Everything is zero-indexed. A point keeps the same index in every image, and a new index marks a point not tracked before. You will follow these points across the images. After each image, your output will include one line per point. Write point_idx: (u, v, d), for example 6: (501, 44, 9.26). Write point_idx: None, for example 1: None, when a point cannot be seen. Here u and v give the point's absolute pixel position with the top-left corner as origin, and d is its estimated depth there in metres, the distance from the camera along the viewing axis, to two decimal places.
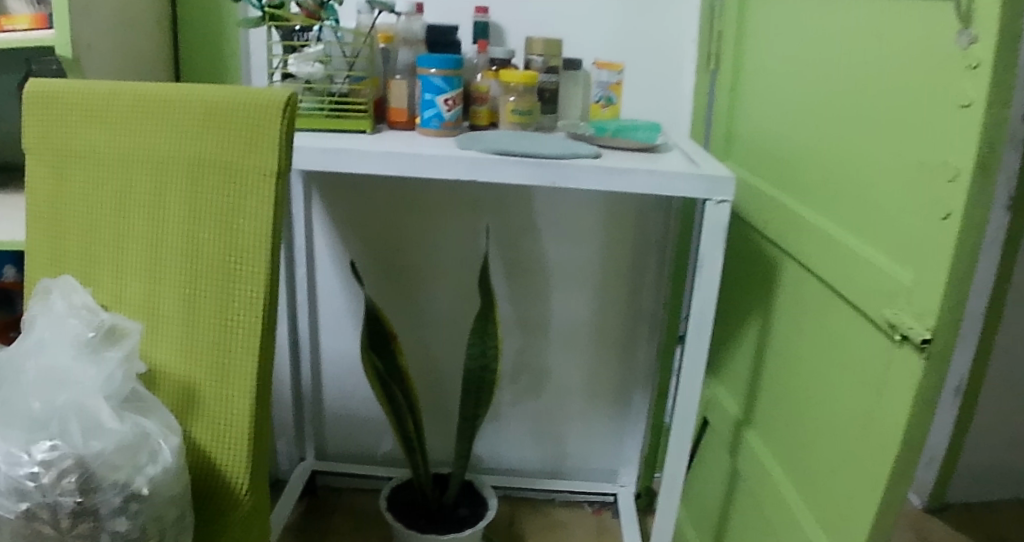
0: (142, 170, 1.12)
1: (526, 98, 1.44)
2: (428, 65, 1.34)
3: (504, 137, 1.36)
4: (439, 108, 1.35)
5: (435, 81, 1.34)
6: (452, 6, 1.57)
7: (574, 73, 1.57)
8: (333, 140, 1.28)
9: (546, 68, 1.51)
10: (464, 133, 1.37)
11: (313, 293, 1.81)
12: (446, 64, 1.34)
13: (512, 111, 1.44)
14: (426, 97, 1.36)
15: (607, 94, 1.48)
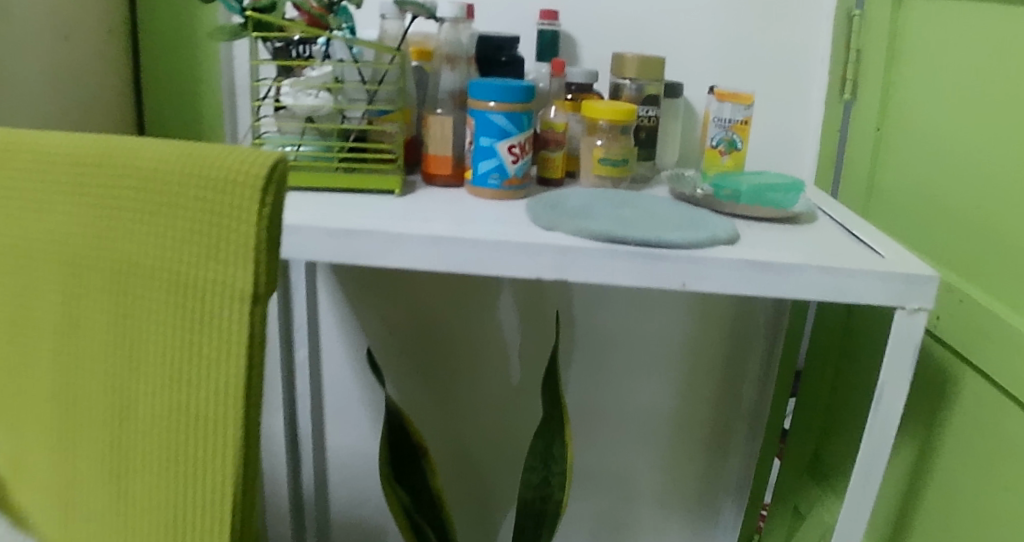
0: (48, 274, 0.71)
1: (620, 141, 1.01)
2: (485, 97, 0.92)
3: (596, 204, 0.94)
4: (501, 159, 0.94)
5: (496, 119, 0.92)
6: (507, 10, 1.15)
7: (675, 102, 1.14)
8: (347, 212, 0.86)
9: (642, 97, 1.08)
10: (536, 198, 0.95)
11: (316, 376, 1.40)
12: (511, 96, 0.92)
13: (600, 160, 1.02)
14: (482, 142, 0.94)
15: (730, 136, 1.06)
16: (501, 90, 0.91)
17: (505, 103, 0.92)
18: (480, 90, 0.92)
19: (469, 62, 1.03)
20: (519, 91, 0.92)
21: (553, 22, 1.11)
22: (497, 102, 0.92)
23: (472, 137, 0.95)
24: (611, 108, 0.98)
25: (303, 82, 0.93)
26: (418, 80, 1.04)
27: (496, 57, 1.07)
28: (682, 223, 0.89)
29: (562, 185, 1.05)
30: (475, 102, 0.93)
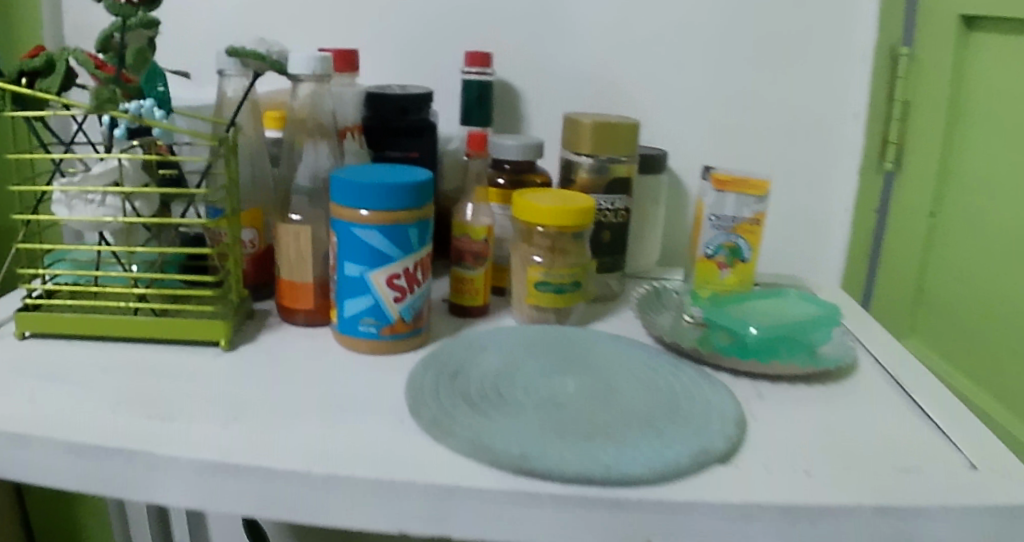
0: None
1: (568, 256, 0.68)
2: (353, 204, 0.60)
3: (525, 368, 0.61)
4: (378, 297, 0.61)
5: (368, 239, 0.60)
6: (423, 55, 0.84)
7: (656, 181, 0.81)
8: (121, 415, 0.54)
9: (607, 183, 0.74)
10: (435, 358, 0.62)
11: (192, 511, 1.08)
12: (390, 203, 0.59)
13: (536, 284, 0.68)
14: (349, 271, 0.61)
15: (733, 241, 0.73)
16: (374, 195, 0.59)
17: (381, 213, 0.60)
18: (347, 192, 0.60)
19: (352, 129, 0.72)
20: (403, 192, 0.60)
21: (485, 70, 0.78)
22: (370, 211, 0.60)
23: (338, 262, 0.62)
24: (552, 208, 0.66)
25: (81, 183, 0.61)
26: (275, 156, 0.73)
27: (397, 124, 0.73)
28: (654, 416, 0.56)
29: (486, 313, 0.72)
30: (340, 209, 0.61)
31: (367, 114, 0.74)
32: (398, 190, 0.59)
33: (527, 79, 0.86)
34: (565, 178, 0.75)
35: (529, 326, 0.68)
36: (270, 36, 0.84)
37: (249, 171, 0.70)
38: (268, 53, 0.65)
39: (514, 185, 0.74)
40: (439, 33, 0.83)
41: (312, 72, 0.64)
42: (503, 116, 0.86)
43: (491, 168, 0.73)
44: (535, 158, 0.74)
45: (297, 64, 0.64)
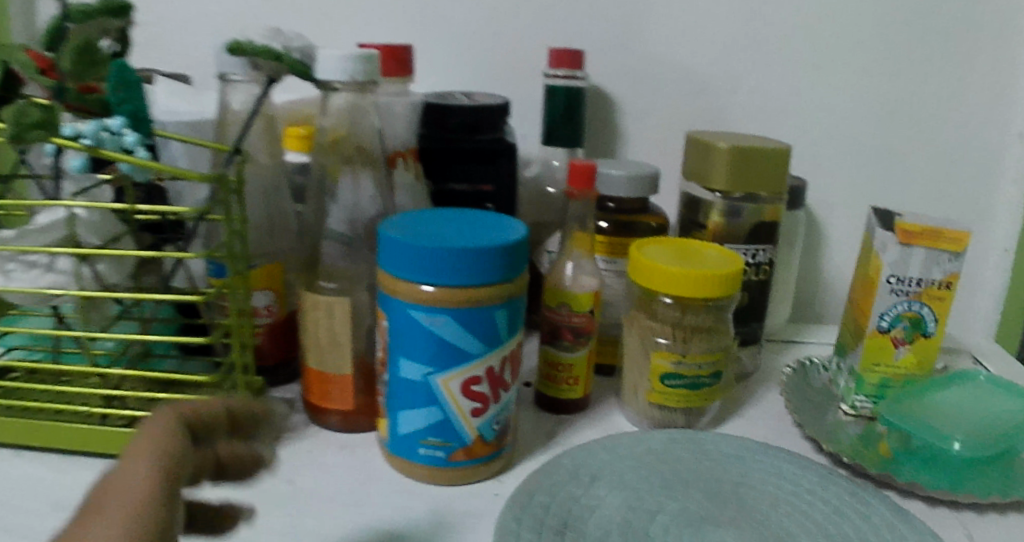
0: None
1: (707, 336, 0.49)
2: (413, 277, 0.40)
3: (659, 518, 0.42)
4: (449, 411, 0.42)
5: (435, 328, 0.41)
6: (486, 48, 0.64)
7: (797, 219, 0.62)
8: None
9: (749, 227, 0.55)
10: (528, 499, 0.43)
11: None
12: (467, 277, 0.40)
13: (662, 377, 0.49)
14: (407, 372, 0.42)
15: (915, 310, 0.52)
16: (445, 265, 0.40)
17: (453, 291, 0.40)
18: (403, 259, 0.40)
19: (405, 154, 0.52)
20: (486, 260, 0.40)
21: (575, 73, 0.59)
22: (438, 287, 0.40)
23: (389, 356, 0.43)
24: (683, 272, 0.47)
25: (16, 241, 0.42)
26: (298, 187, 0.54)
27: (460, 143, 0.54)
28: None
29: (585, 407, 0.53)
30: (391, 280, 0.41)
31: (423, 131, 0.54)
32: (480, 257, 0.40)
33: (625, 84, 0.65)
34: (691, 219, 0.56)
35: (650, 436, 0.49)
36: (290, 28, 0.64)
37: (263, 212, 0.50)
38: (285, 50, 0.45)
39: (618, 229, 0.55)
40: (513, 23, 0.63)
41: (351, 78, 0.44)
42: (592, 131, 0.66)
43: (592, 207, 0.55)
44: (648, 195, 0.55)
45: (327, 64, 0.44)
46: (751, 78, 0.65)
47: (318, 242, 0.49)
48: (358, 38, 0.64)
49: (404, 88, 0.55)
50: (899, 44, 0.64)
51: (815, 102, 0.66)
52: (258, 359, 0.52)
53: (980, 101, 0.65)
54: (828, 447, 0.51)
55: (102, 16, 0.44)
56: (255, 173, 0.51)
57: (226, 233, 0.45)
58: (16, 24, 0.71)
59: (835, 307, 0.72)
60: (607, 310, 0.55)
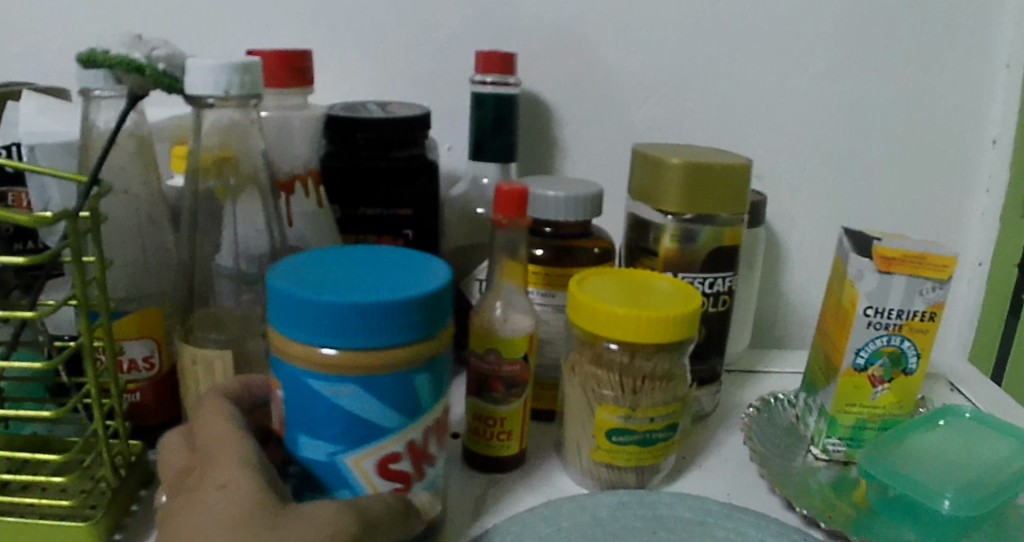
0: None
1: (664, 383, 0.43)
2: (311, 338, 0.32)
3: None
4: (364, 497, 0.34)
5: (339, 401, 0.32)
6: (407, 52, 0.56)
7: (755, 237, 0.56)
8: None
9: (706, 255, 0.48)
10: None
11: None
12: (376, 337, 0.32)
13: (609, 433, 0.43)
14: (309, 453, 0.34)
15: (895, 345, 0.47)
16: (347, 322, 0.31)
17: (357, 355, 0.32)
18: (293, 315, 0.32)
19: (304, 177, 0.45)
20: (399, 315, 0.32)
21: (506, 79, 0.52)
22: (340, 350, 0.32)
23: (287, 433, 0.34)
24: (631, 314, 0.41)
25: None
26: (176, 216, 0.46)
27: (372, 162, 0.46)
28: None
29: (520, 463, 0.46)
30: (281, 339, 0.33)
31: (329, 147, 0.47)
32: (390, 312, 0.32)
33: (564, 89, 0.58)
34: (639, 244, 0.50)
35: (597, 500, 0.41)
36: (175, 31, 0.56)
37: (136, 251, 0.43)
38: (147, 59, 0.37)
39: (557, 257, 0.48)
40: (435, 23, 0.56)
41: (228, 92, 0.37)
42: (527, 143, 0.59)
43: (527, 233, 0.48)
44: (590, 218, 0.48)
45: (197, 75, 0.37)
46: (707, 81, 0.58)
47: (197, 284, 0.41)
48: (255, 42, 0.56)
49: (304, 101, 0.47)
50: (870, 42, 0.58)
51: (777, 107, 0.59)
52: (138, 418, 0.43)
53: (956, 103, 0.59)
54: (806, 511, 0.44)
55: None
56: (120, 203, 0.42)
57: (75, 277, 0.37)
58: None
59: (800, 330, 0.66)
60: (546, 349, 0.48)
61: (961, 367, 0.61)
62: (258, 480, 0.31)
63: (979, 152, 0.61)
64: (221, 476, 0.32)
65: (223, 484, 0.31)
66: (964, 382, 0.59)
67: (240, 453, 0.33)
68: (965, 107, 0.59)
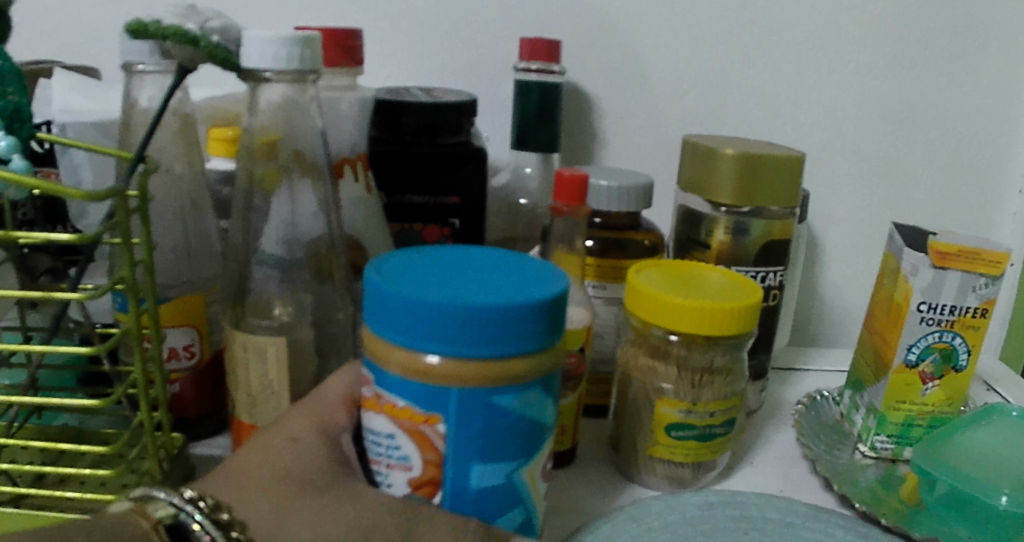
0: None
1: (721, 379, 0.42)
2: (491, 353, 0.29)
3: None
4: (529, 505, 0.33)
5: (523, 410, 0.31)
6: (450, 39, 0.55)
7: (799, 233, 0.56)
8: None
9: (760, 249, 0.48)
10: None
11: None
12: (536, 341, 0.30)
13: (669, 428, 0.42)
14: (480, 481, 0.31)
15: (947, 342, 0.46)
16: (503, 329, 0.29)
17: (522, 363, 0.30)
18: (459, 334, 0.29)
19: (352, 160, 0.43)
20: (550, 320, 0.30)
21: (551, 68, 0.50)
22: (501, 362, 0.30)
23: (444, 471, 0.31)
24: (693, 304, 0.40)
25: None
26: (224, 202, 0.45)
27: (420, 148, 0.45)
28: None
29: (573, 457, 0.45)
30: (417, 362, 0.30)
31: (375, 131, 0.46)
32: (545, 314, 0.30)
33: (605, 80, 0.57)
34: (691, 237, 0.50)
35: (683, 501, 0.42)
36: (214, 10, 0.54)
37: (177, 237, 0.41)
38: (201, 30, 0.35)
39: (605, 248, 0.47)
40: (477, 8, 0.55)
41: (287, 65, 0.35)
42: (566, 133, 0.58)
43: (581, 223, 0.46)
44: (641, 209, 0.47)
45: (255, 47, 0.35)
46: (749, 75, 0.58)
47: (245, 271, 0.39)
48: (294, 21, 0.55)
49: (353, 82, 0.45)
50: (911, 36, 0.57)
51: (816, 102, 0.59)
52: (178, 409, 0.42)
53: (996, 99, 0.59)
54: (864, 507, 0.43)
55: None
56: (166, 185, 0.41)
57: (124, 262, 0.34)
58: None
59: (834, 330, 0.66)
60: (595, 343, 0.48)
61: (997, 367, 0.61)
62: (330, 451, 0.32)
63: (1016, 150, 0.61)
64: (295, 428, 0.33)
65: (294, 437, 0.32)
66: (1001, 381, 0.59)
67: (330, 421, 0.34)
68: (1003, 103, 0.59)
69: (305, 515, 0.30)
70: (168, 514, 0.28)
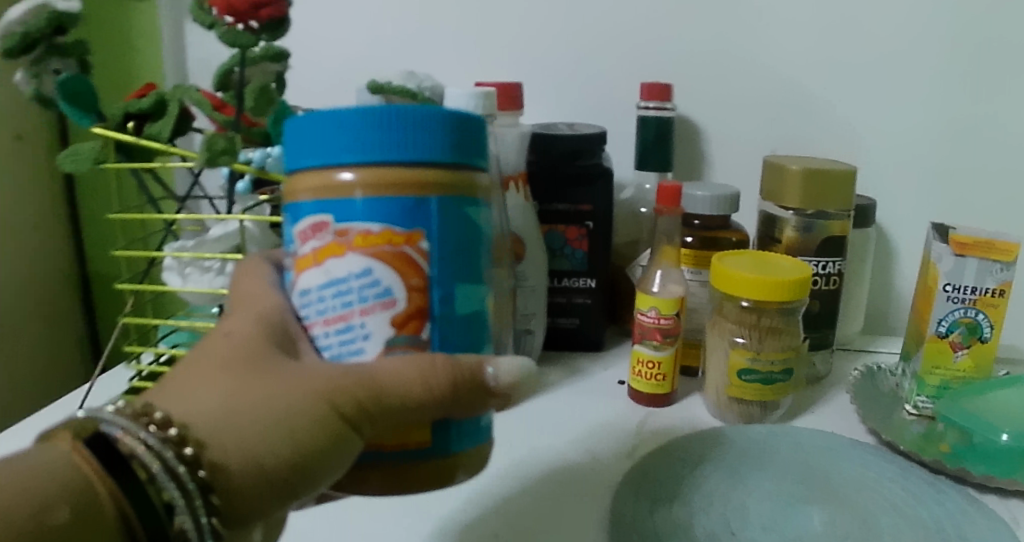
0: None
1: (779, 337, 0.56)
2: (431, 154, 0.33)
3: (755, 492, 0.48)
4: (487, 337, 0.36)
5: (474, 225, 0.34)
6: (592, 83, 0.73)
7: (865, 236, 0.70)
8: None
9: (824, 242, 0.62)
10: (643, 475, 0.49)
11: None
12: (468, 155, 0.34)
13: (740, 372, 0.56)
14: (453, 298, 0.34)
15: (971, 317, 0.58)
16: (429, 135, 0.33)
17: (459, 170, 0.34)
18: (395, 138, 0.32)
19: (516, 178, 0.58)
20: (467, 132, 0.34)
21: (665, 105, 0.65)
22: (437, 167, 0.33)
23: (424, 294, 0.33)
24: (760, 278, 0.54)
25: (196, 248, 0.55)
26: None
27: (567, 168, 0.61)
28: None
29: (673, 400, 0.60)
30: (362, 179, 0.32)
31: (532, 158, 0.62)
32: (462, 123, 0.34)
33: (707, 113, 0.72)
34: (767, 235, 0.65)
35: (751, 428, 0.56)
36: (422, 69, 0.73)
37: None
38: (419, 89, 0.52)
39: (702, 243, 0.62)
40: (603, 59, 0.73)
41: (472, 111, 0.52)
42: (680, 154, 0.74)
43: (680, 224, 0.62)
44: (731, 212, 0.61)
45: (453, 103, 0.52)
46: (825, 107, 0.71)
47: None
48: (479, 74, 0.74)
49: (515, 120, 0.60)
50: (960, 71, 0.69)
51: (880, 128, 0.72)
52: None
53: None
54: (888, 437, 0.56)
55: (263, 60, 0.50)
56: None
57: None
58: None
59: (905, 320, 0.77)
60: (692, 316, 0.63)
61: None
62: (263, 336, 0.34)
63: None
64: (231, 328, 0.36)
65: (231, 334, 0.35)
66: None
67: (260, 309, 0.36)
68: None
69: (257, 405, 0.33)
70: (91, 428, 0.32)
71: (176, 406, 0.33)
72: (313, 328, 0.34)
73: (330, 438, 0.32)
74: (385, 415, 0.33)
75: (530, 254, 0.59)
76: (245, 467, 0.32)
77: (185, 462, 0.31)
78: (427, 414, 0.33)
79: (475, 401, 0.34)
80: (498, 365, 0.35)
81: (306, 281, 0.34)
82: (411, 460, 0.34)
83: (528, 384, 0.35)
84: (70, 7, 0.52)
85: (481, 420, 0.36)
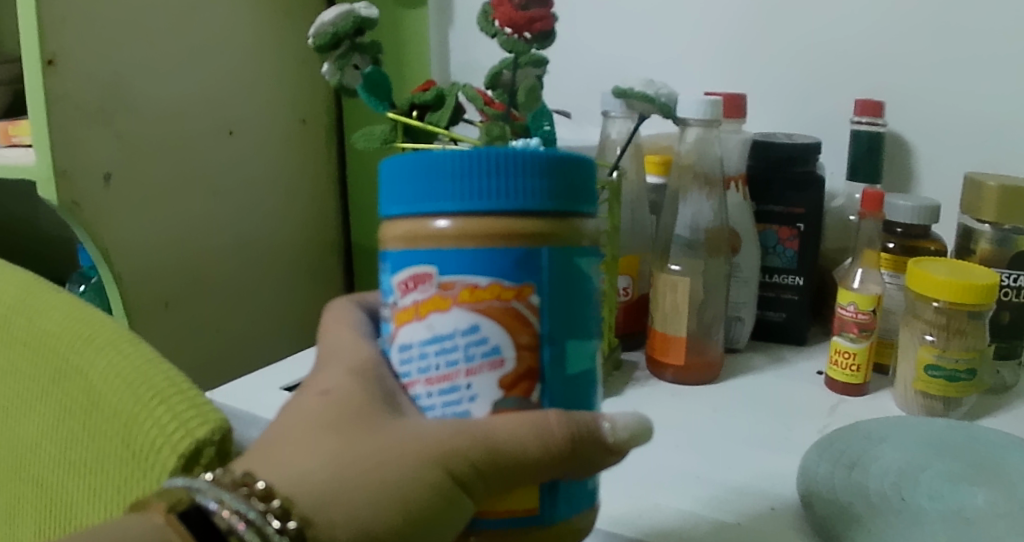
0: (101, 431, 0.41)
1: (964, 338, 0.61)
2: (533, 203, 0.32)
3: (931, 471, 0.52)
4: (592, 393, 0.36)
5: (583, 279, 0.34)
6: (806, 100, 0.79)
7: None
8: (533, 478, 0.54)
9: (1015, 255, 0.66)
10: (830, 445, 0.55)
11: None
12: (572, 203, 0.33)
13: (927, 367, 0.61)
14: (562, 355, 0.33)
15: None
16: (529, 181, 0.32)
17: (563, 218, 0.33)
18: (494, 185, 0.31)
19: (737, 178, 0.66)
20: (569, 177, 0.33)
21: (877, 121, 0.70)
22: (541, 218, 0.32)
23: (536, 352, 0.32)
24: (949, 282, 0.59)
25: None
26: (656, 203, 0.70)
27: (783, 173, 0.67)
28: None
29: (866, 392, 0.65)
30: (458, 229, 0.31)
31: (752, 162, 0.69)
32: (564, 168, 0.33)
33: None
34: (963, 246, 0.68)
35: (932, 422, 0.59)
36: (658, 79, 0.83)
37: (629, 215, 0.68)
38: (656, 95, 0.60)
39: (905, 251, 0.67)
40: None
41: (702, 116, 0.60)
42: (889, 169, 0.75)
43: (882, 231, 0.68)
44: (932, 222, 0.66)
45: (685, 110, 0.60)
46: None
47: (667, 241, 0.64)
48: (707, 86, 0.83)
49: (739, 128, 0.69)
50: None
51: None
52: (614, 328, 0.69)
53: None
54: None
55: (529, 65, 0.59)
56: (627, 188, 0.68)
57: (611, 210, 0.62)
58: (435, 63, 0.93)
59: None
60: (889, 317, 0.68)
61: None
62: (358, 394, 0.33)
63: None
64: (325, 385, 0.35)
65: (325, 391, 0.34)
66: None
67: (352, 365, 0.35)
68: None
69: (361, 470, 0.31)
70: (178, 502, 0.29)
71: (273, 475, 0.31)
72: (413, 385, 0.33)
73: (445, 502, 0.31)
74: (493, 475, 0.31)
75: (745, 247, 0.67)
76: (353, 538, 0.30)
77: (288, 535, 0.28)
78: (541, 476, 0.32)
79: (590, 460, 0.33)
80: (614, 420, 0.33)
81: (406, 335, 0.33)
82: (517, 527, 0.32)
83: (643, 441, 0.34)
84: (370, 13, 0.61)
85: (587, 483, 0.35)
